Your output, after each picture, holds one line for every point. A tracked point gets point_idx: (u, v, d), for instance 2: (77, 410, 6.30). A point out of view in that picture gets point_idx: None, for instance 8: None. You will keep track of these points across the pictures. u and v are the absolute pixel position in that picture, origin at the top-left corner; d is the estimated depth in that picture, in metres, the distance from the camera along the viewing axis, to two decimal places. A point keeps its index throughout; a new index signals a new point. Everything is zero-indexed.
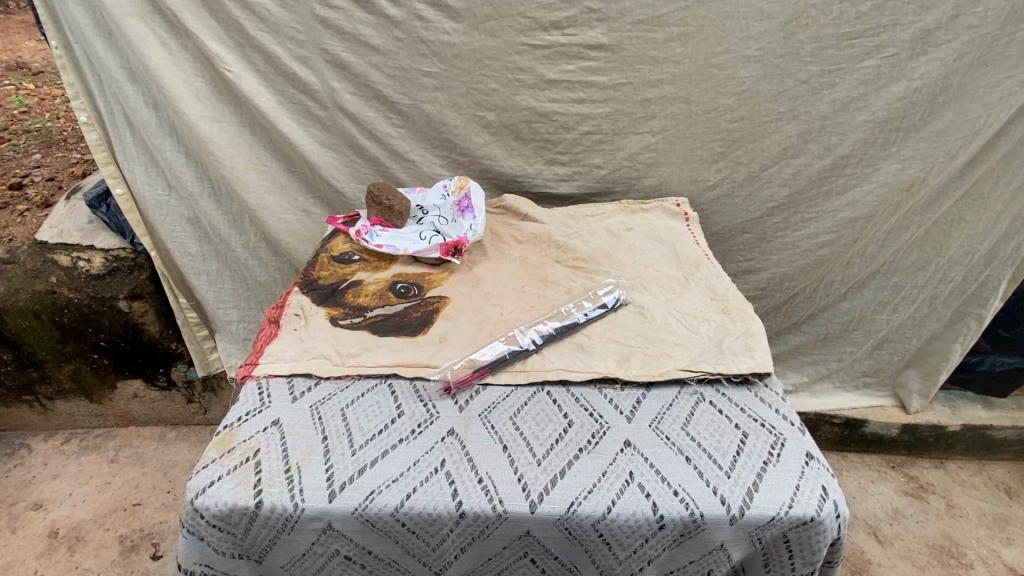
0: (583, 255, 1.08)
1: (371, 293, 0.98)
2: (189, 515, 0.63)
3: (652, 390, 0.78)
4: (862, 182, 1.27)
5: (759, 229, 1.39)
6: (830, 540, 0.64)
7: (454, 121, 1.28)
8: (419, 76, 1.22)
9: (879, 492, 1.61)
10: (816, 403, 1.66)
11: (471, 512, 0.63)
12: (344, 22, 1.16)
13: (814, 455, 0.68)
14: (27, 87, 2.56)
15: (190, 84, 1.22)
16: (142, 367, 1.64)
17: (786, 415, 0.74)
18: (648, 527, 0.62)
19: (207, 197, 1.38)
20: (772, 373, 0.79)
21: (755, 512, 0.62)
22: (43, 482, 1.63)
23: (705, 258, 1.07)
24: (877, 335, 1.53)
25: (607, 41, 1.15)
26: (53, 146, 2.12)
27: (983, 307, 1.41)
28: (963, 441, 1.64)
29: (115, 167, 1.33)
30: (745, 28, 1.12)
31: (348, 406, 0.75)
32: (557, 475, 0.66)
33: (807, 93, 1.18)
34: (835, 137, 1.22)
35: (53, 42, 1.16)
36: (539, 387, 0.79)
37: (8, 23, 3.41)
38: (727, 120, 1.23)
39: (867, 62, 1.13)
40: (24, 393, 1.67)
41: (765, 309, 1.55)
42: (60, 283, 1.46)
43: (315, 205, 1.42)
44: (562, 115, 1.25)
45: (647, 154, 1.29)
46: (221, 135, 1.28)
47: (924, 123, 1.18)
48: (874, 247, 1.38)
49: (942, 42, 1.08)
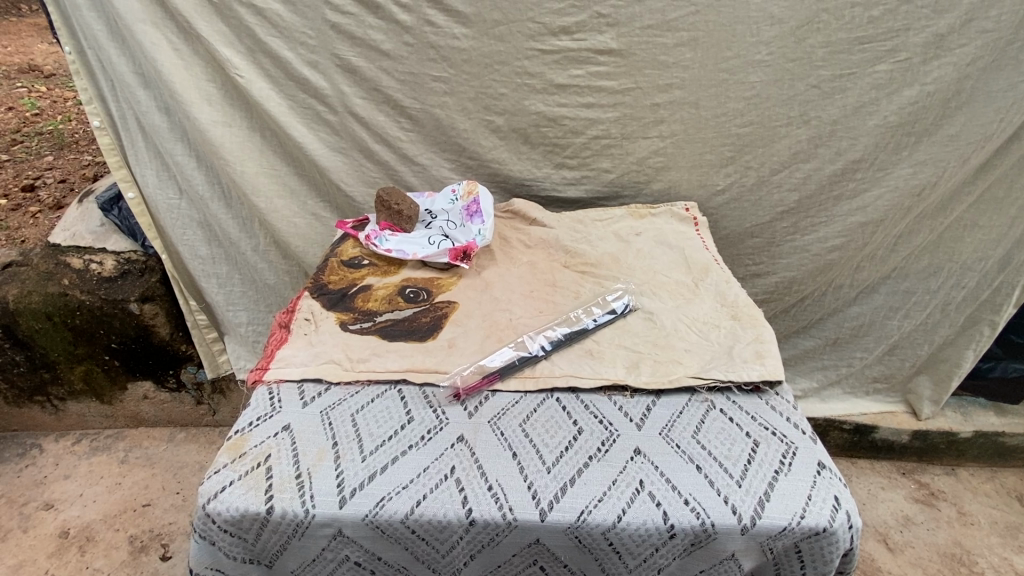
0: (591, 261, 1.08)
1: (380, 298, 0.98)
2: (201, 520, 0.63)
3: (662, 397, 0.78)
4: (873, 186, 1.26)
5: (768, 233, 1.38)
6: (843, 551, 0.63)
7: (463, 125, 1.28)
8: (429, 80, 1.22)
9: (889, 498, 1.60)
10: (825, 409, 1.65)
11: (481, 520, 0.63)
12: (355, 27, 1.16)
13: (826, 465, 0.68)
14: (39, 89, 2.60)
15: (202, 89, 1.23)
16: (152, 369, 1.65)
17: (797, 424, 0.73)
18: (659, 536, 0.62)
19: (217, 200, 1.39)
20: (782, 382, 0.78)
21: (767, 521, 0.62)
22: (53, 482, 1.64)
23: (714, 263, 1.07)
24: (888, 339, 1.52)
25: (616, 46, 1.15)
26: (65, 148, 2.14)
27: (996, 313, 1.39)
28: (974, 448, 1.63)
29: (127, 171, 1.34)
30: (756, 33, 1.12)
31: (357, 411, 0.75)
32: (567, 484, 0.66)
33: (818, 97, 1.17)
34: (846, 142, 1.22)
35: (67, 48, 1.18)
36: (548, 394, 0.79)
37: (21, 25, 3.45)
38: (736, 124, 1.23)
39: (880, 67, 1.12)
40: (36, 394, 1.68)
41: (773, 313, 1.55)
42: (72, 286, 1.47)
43: (324, 208, 1.43)
44: (571, 119, 1.25)
45: (656, 158, 1.29)
46: (232, 140, 1.29)
47: (936, 127, 1.16)
48: (884, 251, 1.37)
49: (955, 46, 1.07)
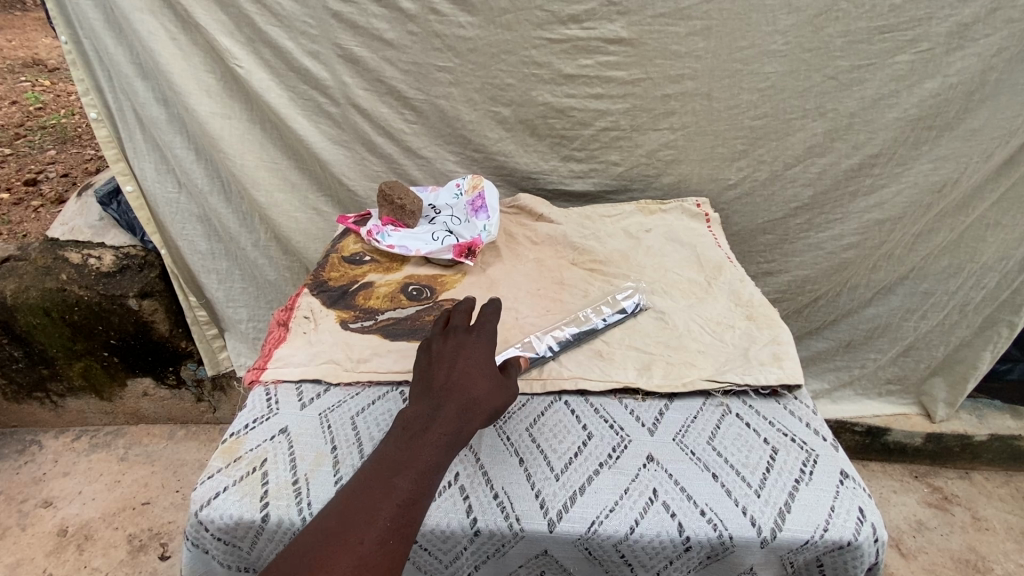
0: (600, 257, 1.05)
1: (382, 296, 0.95)
2: (194, 528, 0.61)
3: (675, 401, 0.75)
4: (891, 182, 1.23)
5: (781, 230, 1.34)
6: (868, 565, 0.60)
7: (468, 116, 1.24)
8: (433, 71, 1.19)
9: (901, 502, 1.56)
10: (837, 411, 1.62)
11: (486, 530, 0.59)
12: (357, 16, 1.13)
13: (850, 474, 0.64)
14: (43, 83, 2.58)
15: (201, 79, 1.20)
16: (152, 366, 1.62)
17: (817, 429, 0.70)
18: (673, 549, 0.59)
19: (217, 195, 1.36)
20: (801, 386, 0.75)
21: (788, 534, 0.58)
22: (53, 479, 1.62)
23: (728, 261, 1.03)
24: (902, 339, 1.48)
25: (626, 35, 1.12)
26: (68, 142, 2.12)
27: (1015, 313, 1.35)
28: (989, 452, 1.58)
29: (125, 164, 1.31)
30: (772, 21, 1.08)
31: (358, 413, 0.72)
32: (577, 492, 0.63)
33: (835, 89, 1.14)
34: (864, 136, 1.18)
35: (63, 38, 1.14)
36: (556, 397, 0.75)
37: (26, 19, 3.43)
38: (750, 117, 1.19)
39: (900, 57, 1.08)
40: (35, 390, 1.66)
41: (785, 312, 1.51)
42: (70, 280, 1.43)
43: (325, 203, 1.40)
44: (579, 110, 1.22)
45: (666, 151, 1.25)
46: (231, 132, 1.26)
47: (958, 121, 1.13)
48: (901, 250, 1.34)
49: (979, 36, 1.04)
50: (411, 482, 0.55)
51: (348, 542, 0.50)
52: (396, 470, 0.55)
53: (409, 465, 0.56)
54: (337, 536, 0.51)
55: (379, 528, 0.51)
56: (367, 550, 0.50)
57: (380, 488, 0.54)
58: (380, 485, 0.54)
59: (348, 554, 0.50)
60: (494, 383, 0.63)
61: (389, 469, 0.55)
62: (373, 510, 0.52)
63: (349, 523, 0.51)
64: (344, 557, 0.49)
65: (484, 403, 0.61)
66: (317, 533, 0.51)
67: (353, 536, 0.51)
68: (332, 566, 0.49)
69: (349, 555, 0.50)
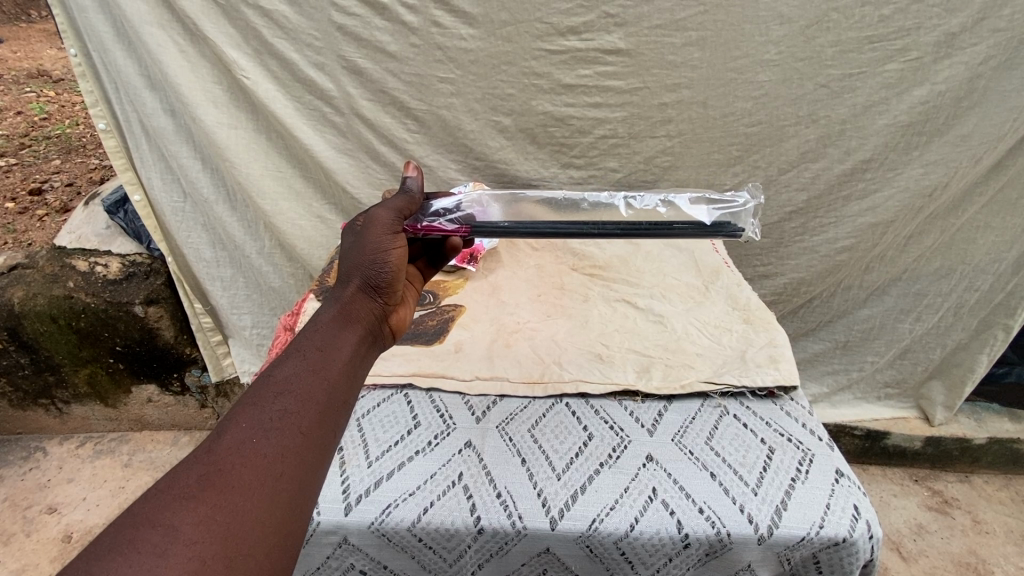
0: (599, 262, 1.07)
1: None
2: None
3: (674, 402, 0.76)
4: (884, 187, 1.24)
5: (776, 234, 1.36)
6: (863, 561, 0.61)
7: (470, 125, 1.27)
8: (436, 81, 1.21)
9: (901, 506, 1.57)
10: (835, 414, 1.64)
11: (490, 528, 0.61)
12: (361, 28, 1.15)
13: (844, 472, 0.66)
14: (47, 94, 2.61)
15: (208, 91, 1.23)
16: (157, 372, 1.64)
17: (812, 430, 0.71)
18: (672, 545, 0.60)
19: (222, 203, 1.39)
20: (798, 387, 0.77)
21: (784, 531, 0.60)
22: (57, 486, 1.63)
23: (725, 266, 1.05)
24: (899, 342, 1.50)
25: (623, 46, 1.14)
26: (72, 152, 2.14)
27: (1009, 316, 1.37)
28: (988, 455, 1.59)
29: (133, 173, 1.33)
30: (765, 32, 1.10)
31: (362, 416, 0.74)
32: (578, 491, 0.64)
33: (827, 97, 1.16)
34: (856, 141, 1.20)
35: (73, 50, 1.17)
36: (557, 399, 0.77)
37: (31, 31, 3.47)
38: (745, 124, 1.21)
39: (890, 66, 1.11)
40: (40, 397, 1.67)
41: (782, 315, 1.53)
42: (77, 288, 1.45)
43: (329, 211, 1.42)
44: (579, 119, 1.24)
45: (663, 157, 1.27)
46: (237, 141, 1.29)
47: (948, 127, 1.15)
48: (894, 252, 1.35)
49: (967, 45, 1.06)
50: (292, 377, 0.50)
51: (226, 456, 0.43)
52: (270, 374, 0.50)
53: (279, 365, 0.51)
54: (211, 452, 0.44)
55: (264, 431, 0.45)
56: (253, 452, 0.44)
57: (257, 395, 0.48)
58: (256, 392, 0.48)
59: (232, 468, 0.43)
60: (355, 254, 0.63)
61: (265, 377, 0.50)
62: (248, 418, 0.46)
63: (225, 435, 0.44)
64: (224, 470, 0.42)
65: (355, 280, 0.61)
66: (187, 462, 0.43)
67: (234, 450, 0.44)
68: (216, 487, 0.41)
69: (235, 468, 0.43)
